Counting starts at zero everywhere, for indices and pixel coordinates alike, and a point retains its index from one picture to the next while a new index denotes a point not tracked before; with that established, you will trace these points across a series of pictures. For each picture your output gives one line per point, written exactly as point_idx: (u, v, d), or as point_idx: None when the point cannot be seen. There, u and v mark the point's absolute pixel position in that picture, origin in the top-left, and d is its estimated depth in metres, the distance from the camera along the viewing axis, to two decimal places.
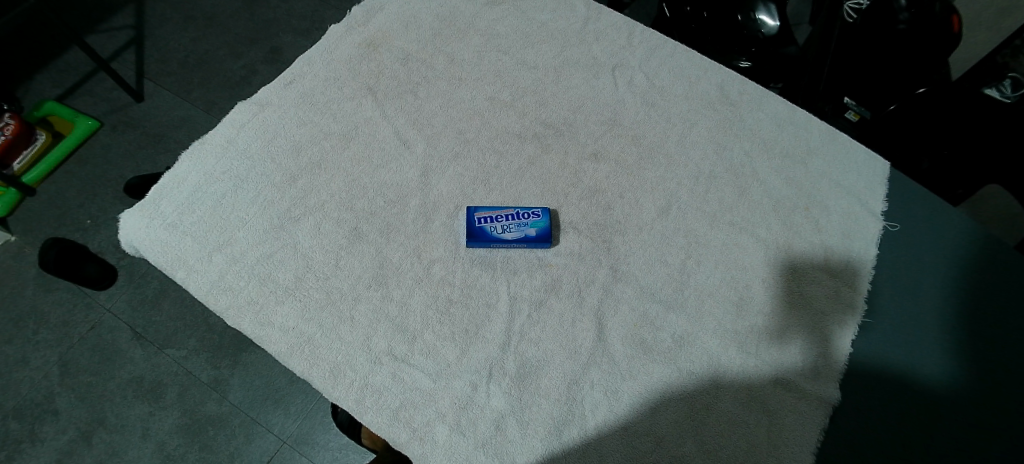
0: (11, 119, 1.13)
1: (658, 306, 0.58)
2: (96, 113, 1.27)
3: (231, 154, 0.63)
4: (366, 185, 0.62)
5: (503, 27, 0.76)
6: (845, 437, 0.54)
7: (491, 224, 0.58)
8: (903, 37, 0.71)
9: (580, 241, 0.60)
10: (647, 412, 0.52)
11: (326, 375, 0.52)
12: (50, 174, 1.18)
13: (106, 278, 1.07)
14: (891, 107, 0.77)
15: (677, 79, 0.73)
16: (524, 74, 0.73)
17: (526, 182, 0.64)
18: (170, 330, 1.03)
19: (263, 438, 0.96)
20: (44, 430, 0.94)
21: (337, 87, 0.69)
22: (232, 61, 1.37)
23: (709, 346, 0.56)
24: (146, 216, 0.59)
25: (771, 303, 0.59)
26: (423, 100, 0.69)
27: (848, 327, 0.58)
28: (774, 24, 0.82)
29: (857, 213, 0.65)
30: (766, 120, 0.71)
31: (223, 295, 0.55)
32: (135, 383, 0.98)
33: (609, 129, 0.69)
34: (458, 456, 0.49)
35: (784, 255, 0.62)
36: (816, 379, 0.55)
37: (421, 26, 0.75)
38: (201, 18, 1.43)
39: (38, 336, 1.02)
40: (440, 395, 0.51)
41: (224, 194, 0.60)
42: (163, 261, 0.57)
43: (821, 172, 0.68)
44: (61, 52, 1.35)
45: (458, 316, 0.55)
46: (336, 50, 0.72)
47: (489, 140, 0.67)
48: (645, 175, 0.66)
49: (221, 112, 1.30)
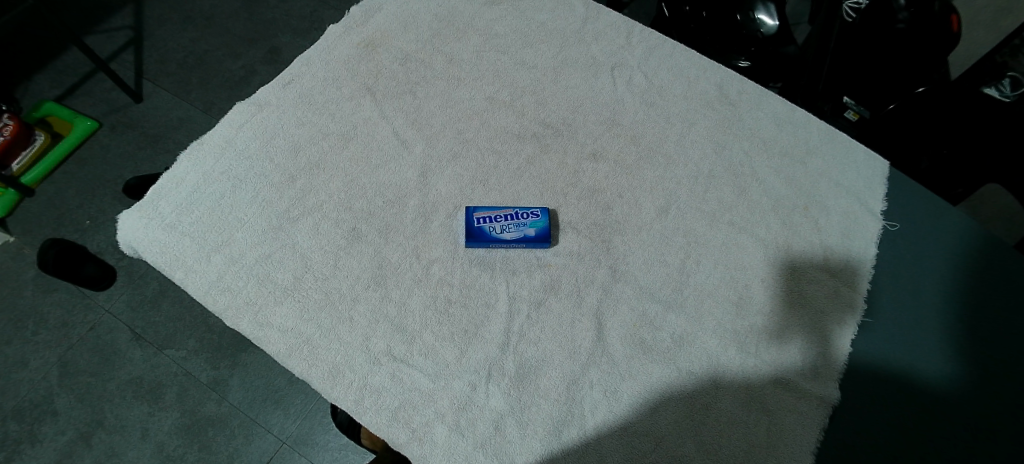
0: (10, 120, 1.13)
1: (658, 306, 0.57)
2: (95, 114, 1.27)
3: (230, 155, 0.63)
4: (365, 185, 0.62)
5: (502, 27, 0.76)
6: (844, 437, 0.54)
7: (491, 225, 0.58)
8: (902, 36, 0.71)
9: (579, 241, 0.60)
10: (646, 412, 0.52)
11: (326, 375, 0.51)
12: (49, 175, 1.18)
13: (105, 278, 1.07)
14: (891, 106, 0.77)
15: (677, 79, 0.73)
16: (523, 73, 0.72)
17: (525, 182, 0.64)
18: (169, 331, 1.03)
19: (263, 438, 0.96)
20: (44, 431, 0.94)
21: (336, 87, 0.69)
22: (231, 62, 1.37)
23: (709, 346, 0.56)
24: (145, 217, 0.59)
25: (770, 303, 0.59)
26: (422, 100, 0.69)
27: (848, 327, 0.58)
28: (774, 25, 0.82)
29: (856, 213, 0.65)
30: (765, 119, 0.71)
31: (222, 295, 0.55)
32: (135, 384, 0.98)
33: (608, 128, 0.69)
34: (457, 456, 0.49)
35: (783, 255, 0.62)
36: (816, 378, 0.55)
37: (420, 26, 0.75)
38: (200, 18, 1.43)
39: (37, 337, 1.02)
40: (439, 396, 0.51)
41: (224, 195, 0.60)
42: (162, 262, 0.56)
43: (821, 172, 0.68)
44: (60, 52, 1.35)
45: (457, 316, 0.55)
46: (335, 50, 0.72)
47: (489, 140, 0.67)
48: (644, 175, 0.66)
49: (221, 112, 1.30)
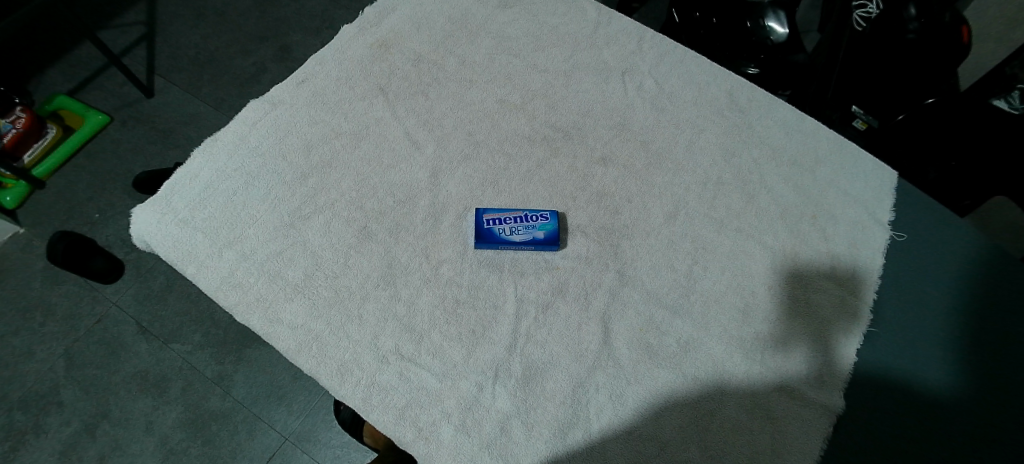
0: (23, 112, 1.15)
1: (666, 312, 0.58)
2: (107, 108, 1.28)
3: (243, 152, 0.63)
4: (377, 185, 0.62)
5: (515, 30, 0.77)
6: (849, 445, 0.54)
7: (500, 227, 0.59)
8: (912, 46, 0.68)
9: (588, 245, 0.61)
10: (652, 418, 0.52)
11: (334, 373, 0.52)
12: (60, 167, 1.19)
13: (113, 271, 1.08)
14: (900, 117, 0.78)
15: (687, 85, 0.74)
16: (534, 77, 0.73)
17: (535, 185, 0.64)
18: (175, 325, 1.04)
19: (265, 434, 0.96)
20: (49, 422, 0.94)
21: (348, 87, 0.69)
22: (242, 59, 1.38)
23: (715, 352, 0.56)
24: (158, 211, 0.59)
25: (775, 310, 0.59)
26: (434, 101, 0.70)
27: (853, 336, 0.58)
28: (784, 32, 0.81)
29: (864, 222, 0.65)
30: (775, 126, 0.71)
31: (232, 291, 0.55)
32: (140, 377, 0.99)
33: (617, 133, 0.69)
34: (463, 457, 0.49)
35: (790, 263, 0.62)
36: (820, 386, 0.55)
37: (433, 27, 0.76)
38: (212, 15, 1.44)
39: (45, 328, 1.03)
40: (446, 395, 0.51)
41: (236, 191, 0.61)
42: (174, 257, 0.57)
43: (830, 181, 0.68)
44: (72, 47, 1.36)
45: (465, 317, 0.55)
46: (349, 50, 0.72)
47: (499, 142, 0.67)
48: (654, 181, 0.66)
49: (231, 109, 1.31)
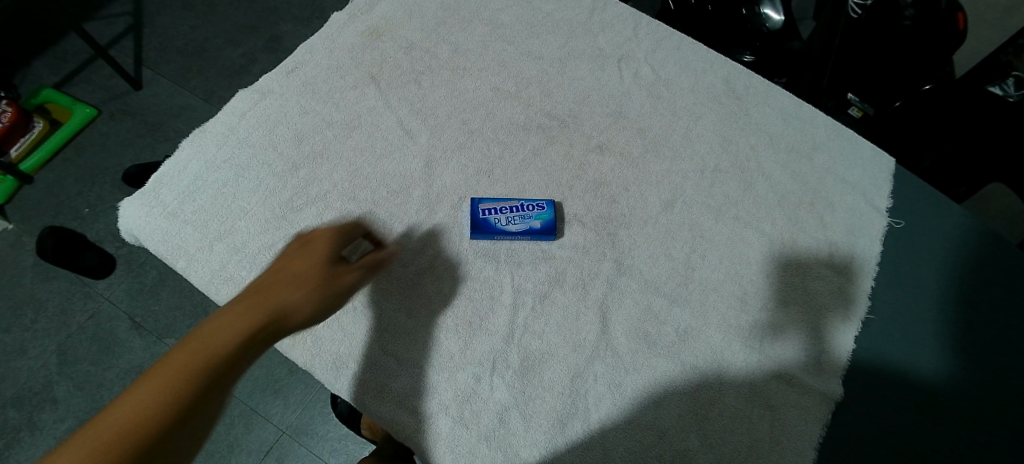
0: (9, 106, 1.13)
1: (663, 300, 0.57)
2: (94, 101, 1.26)
3: (231, 143, 0.62)
4: (369, 175, 0.61)
5: (509, 16, 0.75)
6: (846, 432, 0.54)
7: (495, 217, 0.58)
8: (909, 33, 0.68)
9: (585, 234, 0.60)
10: (651, 407, 0.52)
11: (329, 366, 0.51)
12: (48, 161, 1.17)
13: (105, 267, 1.06)
14: (897, 103, 0.77)
15: (683, 72, 0.73)
16: (529, 64, 0.72)
17: (530, 174, 0.63)
18: (169, 320, 1.03)
19: (262, 428, 0.95)
20: (43, 418, 0.93)
21: (339, 76, 0.68)
22: (231, 50, 1.35)
23: (713, 341, 0.56)
24: (146, 205, 0.58)
25: (772, 298, 0.59)
26: (427, 90, 0.68)
27: (850, 324, 0.58)
28: (779, 19, 0.80)
29: (863, 210, 0.65)
30: (773, 114, 0.70)
31: (224, 285, 0.54)
32: (135, 372, 0.98)
33: (614, 121, 0.68)
34: (461, 450, 0.48)
35: (788, 251, 0.62)
36: (819, 373, 0.55)
37: (426, 14, 0.74)
38: (201, 5, 1.41)
39: (36, 325, 1.01)
40: (443, 387, 0.51)
41: (225, 184, 0.59)
42: (164, 250, 0.56)
43: (827, 168, 0.67)
44: (59, 38, 1.33)
45: (462, 308, 0.55)
46: (340, 38, 0.71)
47: (494, 131, 0.66)
48: (651, 168, 0.65)
49: (221, 101, 1.29)
